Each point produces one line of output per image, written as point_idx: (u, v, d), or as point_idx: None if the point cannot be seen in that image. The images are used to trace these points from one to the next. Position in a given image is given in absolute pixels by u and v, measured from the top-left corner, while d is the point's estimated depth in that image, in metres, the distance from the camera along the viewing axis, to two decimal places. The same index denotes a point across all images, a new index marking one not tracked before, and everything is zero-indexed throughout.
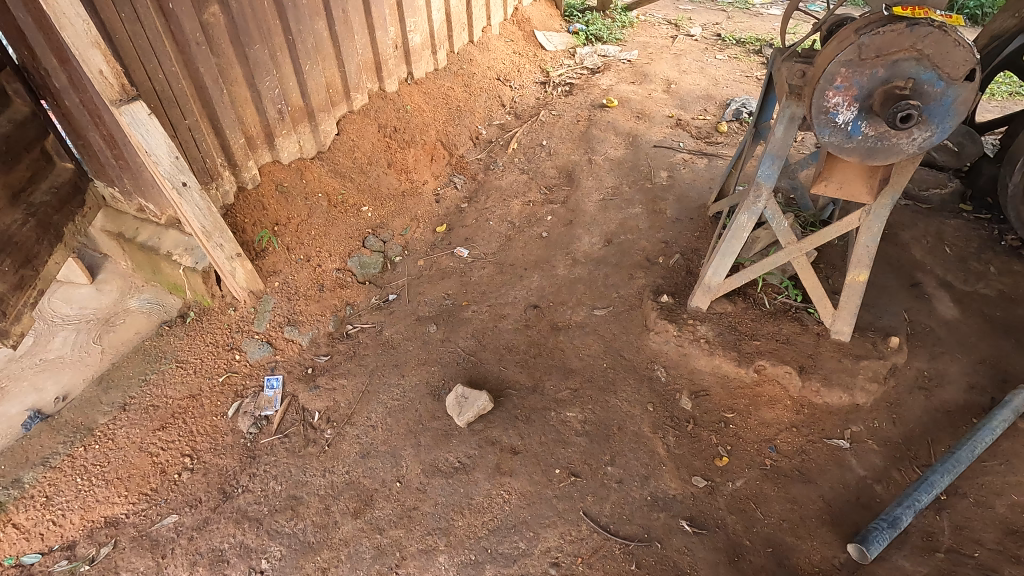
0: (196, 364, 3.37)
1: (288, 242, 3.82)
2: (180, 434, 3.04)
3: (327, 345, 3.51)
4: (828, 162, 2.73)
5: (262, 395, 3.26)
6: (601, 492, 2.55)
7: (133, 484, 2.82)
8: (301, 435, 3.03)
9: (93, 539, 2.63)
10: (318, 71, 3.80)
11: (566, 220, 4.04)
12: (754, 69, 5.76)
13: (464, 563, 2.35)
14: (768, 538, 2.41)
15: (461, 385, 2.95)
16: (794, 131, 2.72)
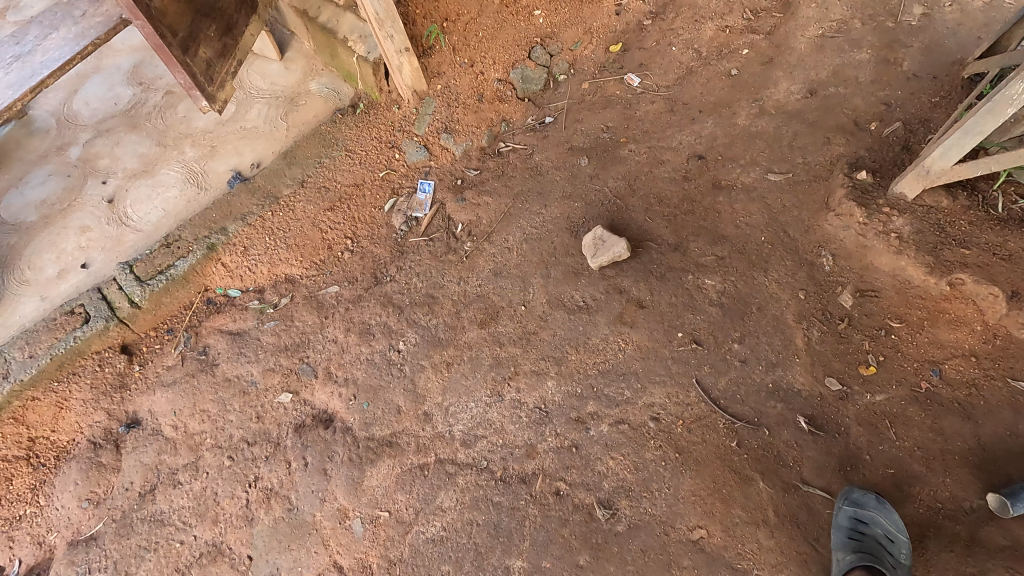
0: (362, 156, 3.61)
1: (454, 43, 3.66)
2: (345, 218, 3.40)
3: (479, 160, 3.54)
4: None
5: (415, 197, 3.46)
6: (720, 366, 2.49)
7: (307, 252, 3.31)
8: (444, 241, 3.24)
9: (276, 290, 3.23)
10: None
11: (766, 57, 3.36)
12: None
13: (570, 393, 2.54)
14: (891, 461, 2.26)
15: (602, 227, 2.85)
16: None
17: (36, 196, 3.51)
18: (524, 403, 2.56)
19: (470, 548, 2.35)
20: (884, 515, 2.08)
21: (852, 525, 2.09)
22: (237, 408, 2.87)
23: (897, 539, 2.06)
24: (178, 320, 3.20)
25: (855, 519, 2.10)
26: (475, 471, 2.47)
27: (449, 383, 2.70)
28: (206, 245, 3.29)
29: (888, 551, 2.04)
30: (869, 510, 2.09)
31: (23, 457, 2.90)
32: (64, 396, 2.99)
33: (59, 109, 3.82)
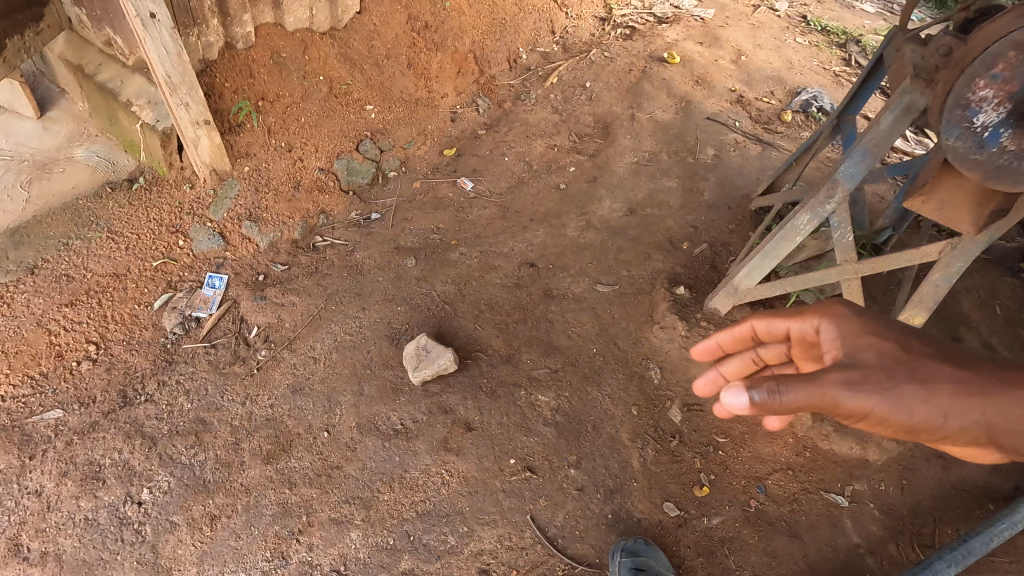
0: (130, 240, 2.90)
1: (270, 124, 3.25)
2: (90, 316, 2.62)
3: (287, 254, 3.04)
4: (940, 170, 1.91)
5: (199, 292, 2.83)
6: (558, 497, 2.14)
7: (20, 363, 2.46)
8: (230, 349, 2.62)
9: None
10: None
11: (590, 176, 3.51)
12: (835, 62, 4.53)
13: (378, 547, 1.98)
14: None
15: (426, 336, 2.49)
16: (904, 127, 2.14)
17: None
18: (316, 568, 1.94)
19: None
20: (654, 554, 1.95)
21: (635, 574, 1.87)
22: None
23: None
24: None
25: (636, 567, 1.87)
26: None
27: (209, 546, 1.97)
28: None
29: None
30: (642, 557, 1.92)
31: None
32: None
33: None
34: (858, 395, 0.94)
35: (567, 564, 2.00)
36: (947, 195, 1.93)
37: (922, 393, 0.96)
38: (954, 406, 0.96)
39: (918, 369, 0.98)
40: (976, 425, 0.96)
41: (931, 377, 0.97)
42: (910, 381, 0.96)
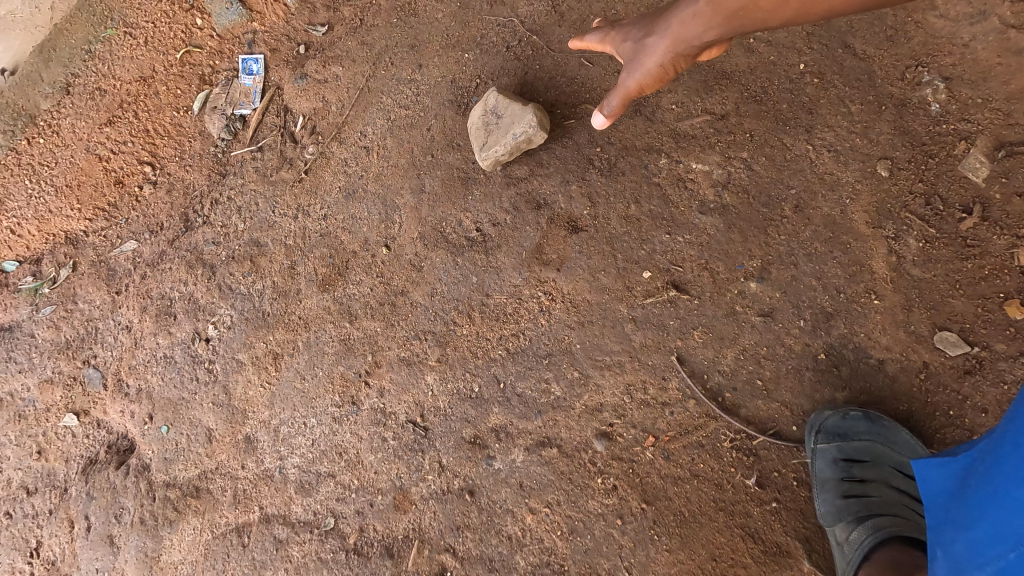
0: (149, 30, 2.07)
1: None
2: (133, 132, 2.05)
3: (329, 10, 2.01)
4: None
5: (238, 83, 2.07)
6: (727, 329, 1.31)
7: (85, 195, 2.05)
8: (276, 150, 1.95)
9: (54, 257, 2.05)
10: None
11: None
12: None
13: (458, 396, 1.45)
14: None
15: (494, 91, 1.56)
16: None
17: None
18: (391, 417, 1.50)
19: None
20: (884, 436, 1.17)
21: (847, 470, 1.18)
22: (13, 441, 1.85)
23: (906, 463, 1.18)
24: None
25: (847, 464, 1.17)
26: (315, 538, 1.51)
27: (277, 388, 1.62)
28: None
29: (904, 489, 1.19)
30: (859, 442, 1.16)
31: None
32: None
33: None
34: (628, 75, 1.12)
35: (740, 434, 1.26)
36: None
37: (653, 59, 1.08)
38: (671, 49, 1.05)
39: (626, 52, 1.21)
40: (697, 48, 1.04)
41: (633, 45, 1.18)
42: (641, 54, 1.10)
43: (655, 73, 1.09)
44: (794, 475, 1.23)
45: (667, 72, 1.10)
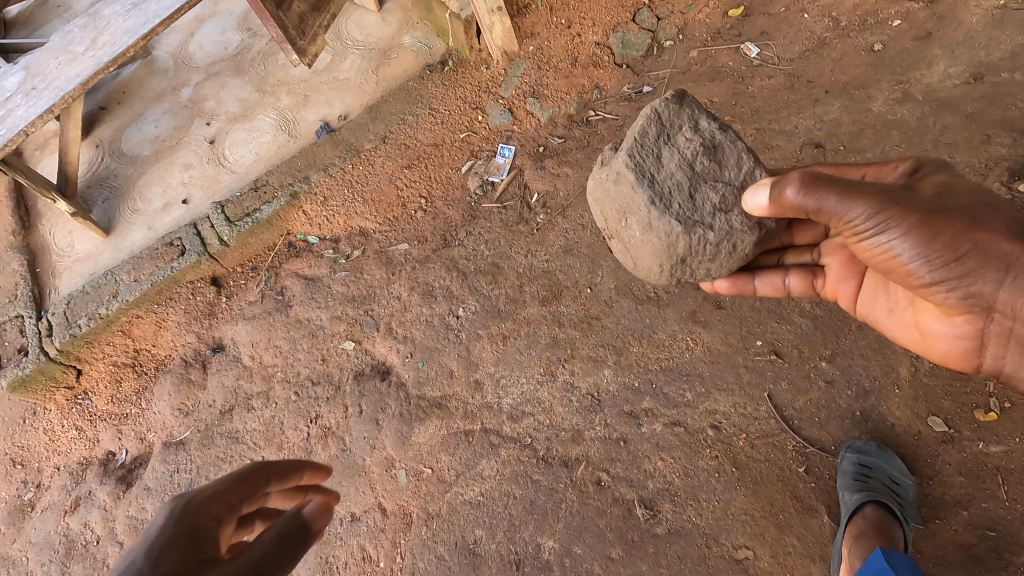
0: (445, 115, 3.43)
1: (552, 2, 3.32)
2: (421, 177, 3.30)
3: (564, 128, 3.25)
4: None
5: (493, 161, 3.26)
6: (801, 383, 2.37)
7: (382, 209, 3.28)
8: (517, 210, 3.07)
9: (350, 242, 3.27)
10: None
11: (922, 31, 2.93)
12: None
13: (626, 386, 2.50)
14: (992, 521, 2.08)
15: (651, 254, 1.94)
16: None
17: (41, 107, 3.00)
18: (576, 388, 2.54)
19: (505, 519, 2.43)
20: (886, 461, 2.15)
21: (859, 471, 2.13)
22: (305, 349, 3.04)
23: (903, 482, 2.12)
24: (262, 260, 3.38)
25: (858, 465, 2.15)
26: (518, 446, 2.52)
27: (503, 355, 2.68)
28: (289, 192, 3.33)
29: (897, 494, 2.10)
30: (869, 457, 2.17)
31: (131, 364, 3.37)
32: (162, 316, 3.33)
33: (196, 91, 4.02)
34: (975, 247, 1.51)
35: (800, 443, 2.30)
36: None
37: (1014, 269, 1.50)
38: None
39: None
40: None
41: None
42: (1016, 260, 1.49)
43: (981, 264, 1.52)
44: (830, 472, 2.26)
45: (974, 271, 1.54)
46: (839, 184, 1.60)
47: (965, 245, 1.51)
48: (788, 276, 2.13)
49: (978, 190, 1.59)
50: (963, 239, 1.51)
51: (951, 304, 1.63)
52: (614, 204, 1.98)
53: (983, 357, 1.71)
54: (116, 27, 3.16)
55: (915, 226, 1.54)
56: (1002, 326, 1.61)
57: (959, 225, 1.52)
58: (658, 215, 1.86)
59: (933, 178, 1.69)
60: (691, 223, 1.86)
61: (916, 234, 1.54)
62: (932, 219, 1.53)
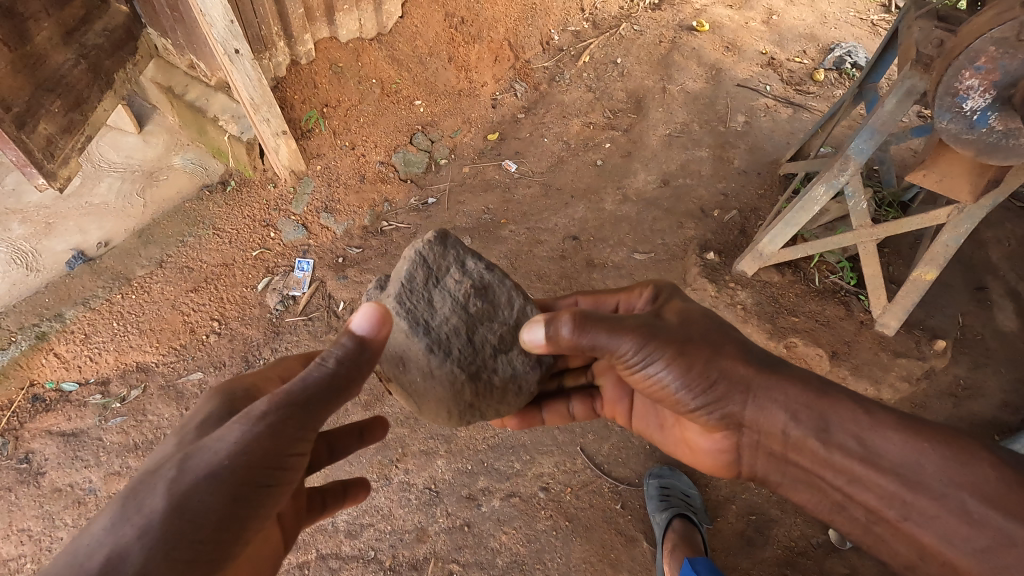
0: (232, 234, 3.33)
1: (334, 127, 3.67)
2: (211, 299, 3.09)
3: (360, 238, 3.43)
4: (935, 151, 2.66)
5: (291, 275, 3.25)
6: (603, 432, 2.79)
7: (164, 337, 2.95)
8: (325, 320, 3.09)
9: (124, 380, 2.82)
10: None
11: (625, 151, 3.96)
12: (871, 37, 5.12)
13: (460, 470, 2.63)
14: (751, 507, 2.69)
15: (437, 401, 1.83)
16: (907, 106, 2.68)
17: None
18: (413, 485, 2.57)
19: None
20: (677, 479, 2.63)
21: (661, 492, 2.55)
22: (69, 522, 2.47)
23: (693, 493, 2.60)
24: None
25: (659, 488, 2.59)
26: (361, 565, 2.39)
27: (332, 471, 2.58)
28: (34, 333, 2.85)
29: (691, 504, 2.56)
30: (665, 478, 2.63)
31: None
32: None
33: None
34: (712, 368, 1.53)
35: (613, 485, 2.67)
36: (945, 168, 2.66)
37: (750, 387, 1.52)
38: (762, 401, 1.51)
39: (761, 384, 1.51)
40: (767, 416, 1.51)
41: (789, 407, 1.47)
42: (748, 379, 1.52)
43: (721, 384, 1.54)
44: (638, 500, 2.65)
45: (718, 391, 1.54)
46: (602, 319, 1.57)
47: (706, 367, 1.53)
48: (571, 402, 2.17)
49: (708, 313, 1.68)
50: (701, 360, 1.54)
51: (711, 424, 1.62)
52: (391, 354, 1.83)
53: (743, 468, 1.70)
54: None
55: (661, 353, 1.55)
56: (751, 440, 1.60)
57: (697, 350, 1.54)
58: (440, 363, 1.76)
59: (672, 302, 1.75)
60: (473, 369, 1.80)
61: (673, 365, 1.54)
62: (685, 349, 1.54)
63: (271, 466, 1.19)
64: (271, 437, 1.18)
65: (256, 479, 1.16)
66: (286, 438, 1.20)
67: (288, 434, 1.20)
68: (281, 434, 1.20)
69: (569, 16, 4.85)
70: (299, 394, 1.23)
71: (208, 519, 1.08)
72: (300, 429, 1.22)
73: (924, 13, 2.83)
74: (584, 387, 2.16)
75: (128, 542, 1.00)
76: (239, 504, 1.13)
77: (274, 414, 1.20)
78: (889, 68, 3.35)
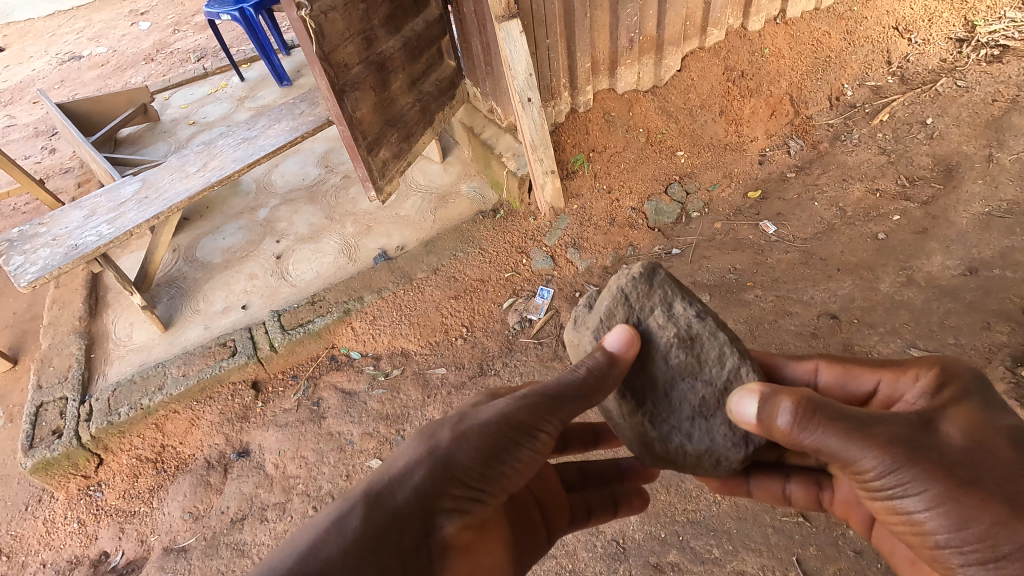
0: (492, 256, 3.82)
1: (597, 170, 3.94)
2: (465, 308, 3.59)
3: (599, 277, 3.59)
4: None
5: (532, 300, 3.56)
6: (831, 551, 2.35)
7: (426, 332, 3.52)
8: (552, 347, 3.32)
9: (391, 361, 3.46)
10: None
11: (919, 226, 3.35)
12: None
13: (653, 534, 2.53)
14: None
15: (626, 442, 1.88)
16: None
17: (150, 213, 3.52)
18: (602, 533, 2.57)
19: None
20: None
21: None
22: (332, 463, 3.11)
23: None
24: (303, 369, 3.55)
25: None
26: None
27: None
28: (342, 308, 3.62)
29: None
30: None
31: (153, 460, 3.34)
32: (196, 415, 3.39)
33: (271, 213, 4.52)
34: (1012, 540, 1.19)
35: None
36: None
37: None
38: None
39: None
40: None
41: None
42: None
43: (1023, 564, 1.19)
44: None
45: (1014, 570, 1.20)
46: (843, 420, 1.33)
47: (998, 534, 1.20)
48: (790, 482, 1.90)
49: (1017, 440, 1.29)
50: (994, 525, 1.21)
51: None
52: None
53: None
54: (226, 155, 3.89)
55: (928, 493, 1.27)
56: None
57: (990, 507, 1.21)
58: (629, 410, 1.79)
59: (959, 406, 1.39)
60: (665, 428, 1.78)
61: (939, 509, 1.26)
62: (960, 491, 1.24)
63: (527, 433, 1.52)
64: (528, 410, 1.55)
65: (516, 440, 1.50)
66: (540, 412, 1.55)
67: (540, 413, 1.55)
68: (536, 411, 1.55)
69: (871, 70, 4.35)
70: (551, 388, 1.60)
71: (481, 454, 1.44)
72: (548, 413, 1.56)
73: None
74: (808, 469, 1.89)
75: (424, 450, 1.41)
76: (501, 455, 1.47)
77: (532, 396, 1.58)
78: None
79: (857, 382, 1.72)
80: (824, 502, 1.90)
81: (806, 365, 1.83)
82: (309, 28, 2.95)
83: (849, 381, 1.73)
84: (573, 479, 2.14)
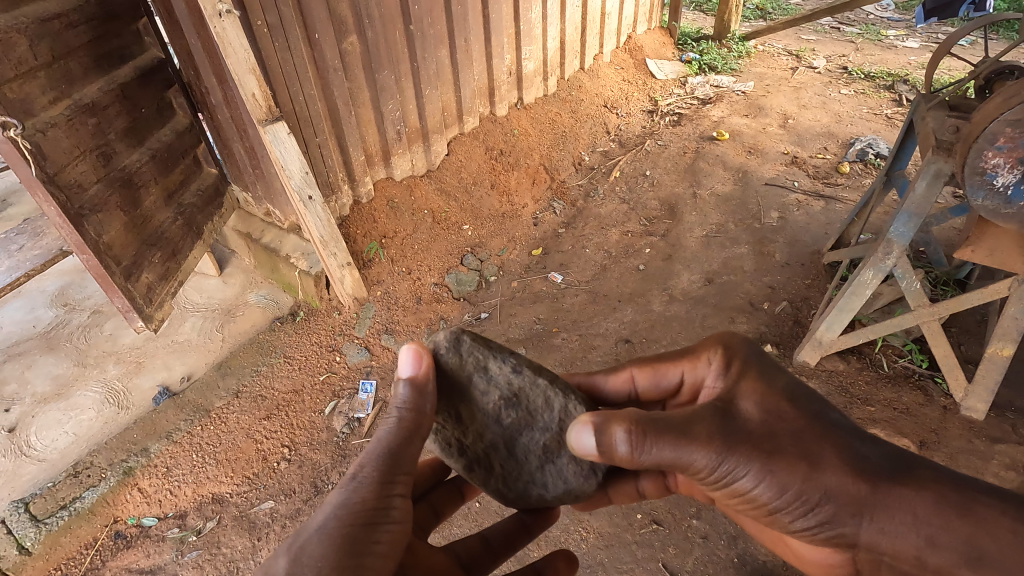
0: (301, 360, 3.55)
1: (392, 255, 3.99)
2: (282, 425, 3.22)
3: None
4: (978, 226, 2.69)
5: (357, 397, 3.37)
6: (686, 544, 2.62)
7: (239, 466, 3.05)
8: None
9: (201, 512, 2.89)
10: (468, 83, 4.30)
11: (665, 254, 4.11)
12: (888, 128, 5.37)
13: None
14: None
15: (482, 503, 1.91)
16: (938, 190, 2.77)
17: None
18: None
19: None
20: None
21: None
22: None
23: None
24: (75, 566, 2.72)
25: None
26: None
27: None
28: (121, 469, 2.99)
29: None
30: None
31: None
32: None
33: None
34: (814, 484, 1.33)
35: None
36: (992, 242, 2.69)
37: (866, 507, 1.30)
38: (882, 521, 1.29)
39: (875, 502, 1.29)
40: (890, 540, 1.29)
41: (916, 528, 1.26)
42: (861, 495, 1.30)
43: (827, 502, 1.33)
44: None
45: (825, 510, 1.33)
46: (664, 429, 1.38)
47: (803, 482, 1.34)
48: (640, 481, 1.99)
49: (792, 394, 1.47)
50: (799, 476, 1.34)
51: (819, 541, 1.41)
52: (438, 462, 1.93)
53: None
54: None
55: (748, 468, 1.36)
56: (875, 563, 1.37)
57: (793, 462, 1.34)
58: (479, 481, 1.82)
59: (746, 380, 1.55)
60: (516, 485, 1.84)
61: (761, 479, 1.36)
62: (770, 461, 1.35)
63: (378, 510, 1.37)
64: (369, 489, 1.39)
65: (369, 522, 1.35)
66: (380, 483, 1.41)
67: (382, 481, 1.42)
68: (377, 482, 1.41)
69: (598, 139, 5.28)
70: (383, 450, 1.46)
71: (333, 557, 1.25)
72: (391, 476, 1.43)
73: (933, 104, 3.10)
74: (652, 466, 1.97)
75: None
76: (359, 547, 1.29)
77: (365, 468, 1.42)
78: (913, 156, 3.49)
79: (666, 377, 1.84)
80: (672, 485, 2.01)
81: (623, 373, 1.95)
82: (23, 150, 2.47)
83: (660, 378, 1.85)
84: (479, 554, 1.85)
